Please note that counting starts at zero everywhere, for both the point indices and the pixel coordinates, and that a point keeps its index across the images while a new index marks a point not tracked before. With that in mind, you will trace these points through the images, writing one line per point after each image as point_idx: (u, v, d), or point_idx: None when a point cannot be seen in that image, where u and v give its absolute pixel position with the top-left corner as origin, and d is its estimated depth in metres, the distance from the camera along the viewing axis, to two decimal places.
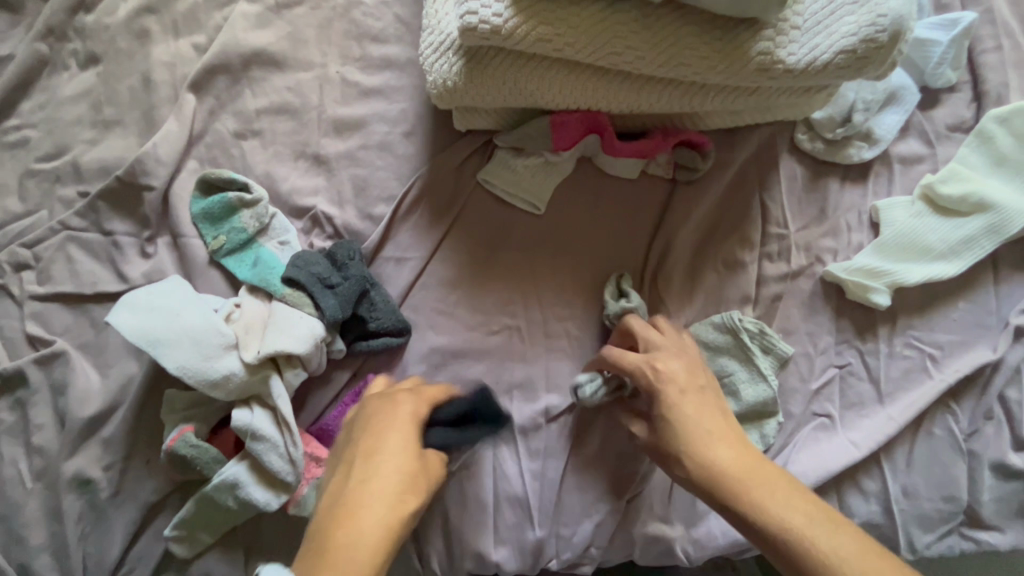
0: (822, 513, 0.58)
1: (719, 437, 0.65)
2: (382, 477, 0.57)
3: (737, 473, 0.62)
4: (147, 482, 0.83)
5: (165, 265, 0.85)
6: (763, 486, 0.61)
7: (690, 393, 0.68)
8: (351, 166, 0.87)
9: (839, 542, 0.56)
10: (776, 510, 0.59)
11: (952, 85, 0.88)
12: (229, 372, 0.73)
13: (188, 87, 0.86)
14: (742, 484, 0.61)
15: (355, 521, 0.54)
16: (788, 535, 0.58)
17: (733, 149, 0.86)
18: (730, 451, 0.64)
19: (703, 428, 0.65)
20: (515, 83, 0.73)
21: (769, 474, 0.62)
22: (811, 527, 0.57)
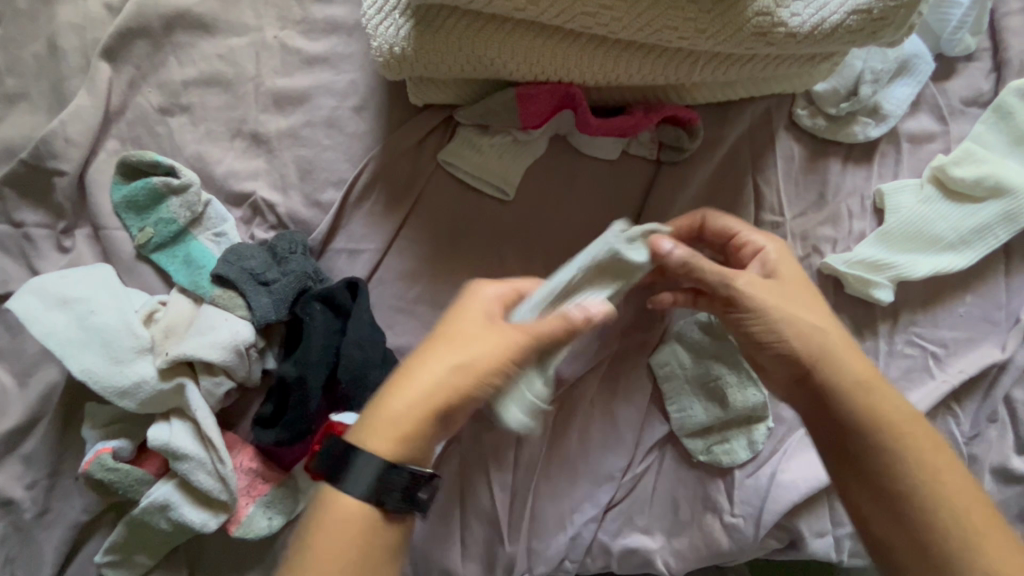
0: (953, 466, 0.52)
1: (842, 350, 0.57)
2: (433, 360, 0.53)
3: (884, 399, 0.55)
4: (76, 501, 0.74)
5: (84, 260, 0.74)
6: (896, 413, 0.54)
7: (805, 300, 0.60)
8: (294, 146, 0.76)
9: (959, 486, 0.51)
10: (900, 446, 0.53)
11: (970, 53, 0.80)
12: (139, 378, 0.65)
13: (100, 54, 0.75)
14: (871, 400, 0.54)
15: (405, 389, 0.53)
16: (900, 460, 0.52)
17: (724, 127, 0.77)
18: (845, 367, 0.56)
19: (805, 328, 0.57)
20: (472, 50, 0.63)
21: (888, 397, 0.55)
22: (932, 466, 0.52)
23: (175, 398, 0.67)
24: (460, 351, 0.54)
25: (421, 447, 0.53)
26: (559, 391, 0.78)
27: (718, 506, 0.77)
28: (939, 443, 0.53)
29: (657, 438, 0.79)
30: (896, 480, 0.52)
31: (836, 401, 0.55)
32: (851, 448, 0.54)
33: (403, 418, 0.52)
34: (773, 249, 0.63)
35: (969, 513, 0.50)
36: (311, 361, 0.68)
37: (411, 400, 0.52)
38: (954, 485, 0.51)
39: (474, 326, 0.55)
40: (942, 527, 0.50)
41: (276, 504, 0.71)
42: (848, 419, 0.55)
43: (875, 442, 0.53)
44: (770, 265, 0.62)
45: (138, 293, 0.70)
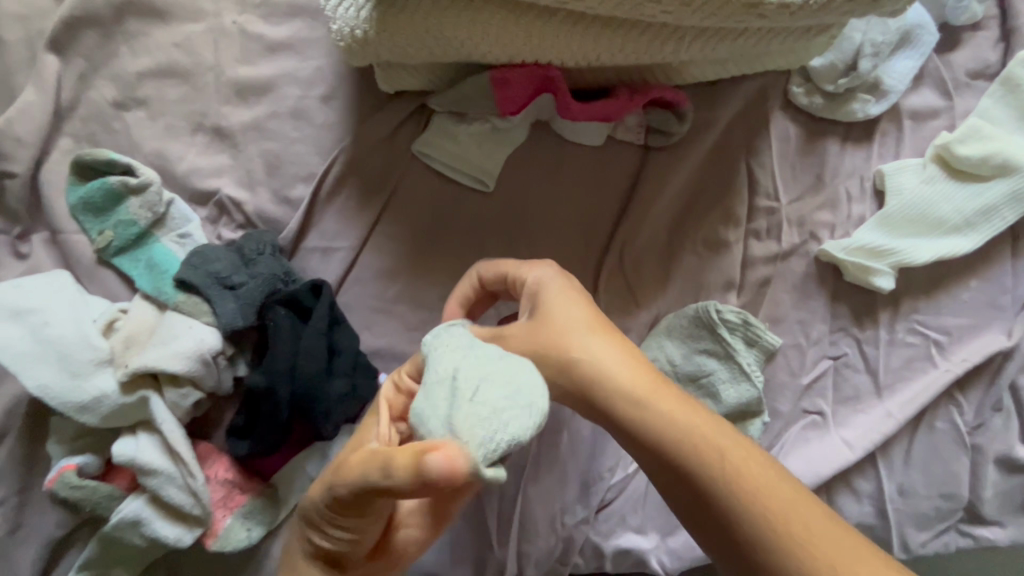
0: (765, 467, 0.48)
1: (621, 371, 0.54)
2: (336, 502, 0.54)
3: (667, 409, 0.52)
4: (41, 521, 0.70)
5: (43, 266, 0.70)
6: (698, 430, 0.51)
7: (567, 318, 0.56)
8: (258, 140, 0.72)
9: (766, 488, 0.47)
10: (704, 469, 0.49)
11: (976, 21, 0.75)
12: (100, 393, 0.62)
13: (47, 46, 0.70)
14: (651, 418, 0.52)
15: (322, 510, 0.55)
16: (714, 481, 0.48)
17: (716, 108, 0.72)
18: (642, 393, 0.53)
19: (595, 364, 0.55)
20: (439, 31, 0.59)
21: (673, 407, 0.52)
22: (738, 482, 0.47)
23: (140, 411, 0.64)
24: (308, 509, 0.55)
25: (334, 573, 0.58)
26: None
27: None
28: (736, 441, 0.50)
29: None
30: (724, 506, 0.47)
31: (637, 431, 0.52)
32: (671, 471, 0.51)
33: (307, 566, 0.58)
34: (546, 290, 0.58)
35: (782, 518, 0.45)
36: (277, 370, 0.64)
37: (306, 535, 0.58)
38: (761, 483, 0.47)
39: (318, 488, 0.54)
40: (756, 535, 0.46)
41: (256, 514, 0.68)
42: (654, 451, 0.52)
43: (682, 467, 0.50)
44: (538, 298, 0.58)
45: (97, 300, 0.66)
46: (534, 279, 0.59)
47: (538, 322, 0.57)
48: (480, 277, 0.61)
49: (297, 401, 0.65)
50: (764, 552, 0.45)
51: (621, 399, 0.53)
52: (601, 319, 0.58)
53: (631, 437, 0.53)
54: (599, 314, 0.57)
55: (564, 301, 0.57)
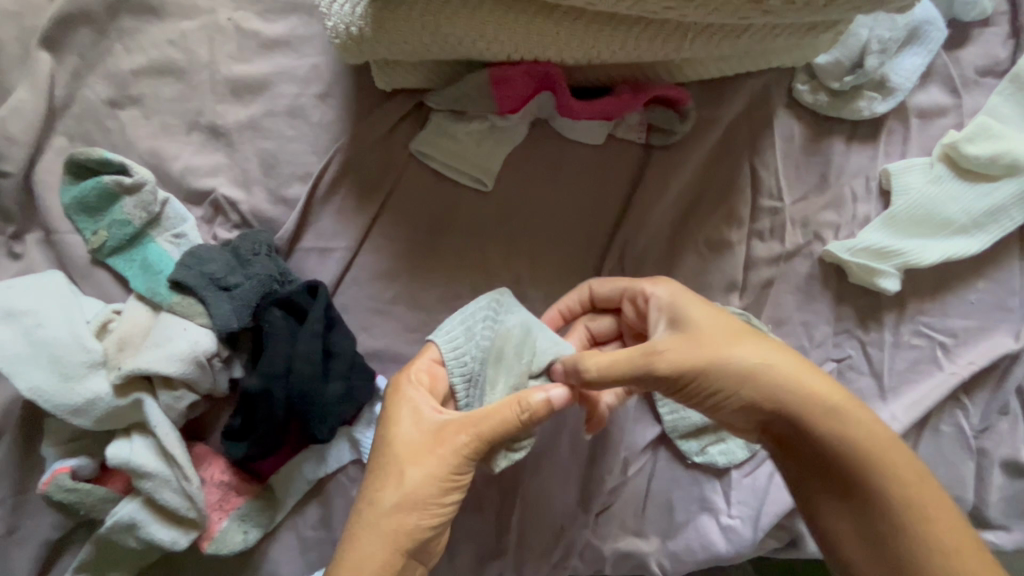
0: (916, 479, 0.50)
1: (795, 382, 0.53)
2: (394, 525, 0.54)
3: (848, 421, 0.52)
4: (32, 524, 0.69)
5: (37, 266, 0.69)
6: (870, 441, 0.51)
7: (724, 334, 0.56)
8: (254, 139, 0.71)
9: (933, 501, 0.49)
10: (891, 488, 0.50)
11: (986, 17, 0.74)
12: (94, 395, 0.61)
13: (40, 44, 0.69)
14: (824, 433, 0.52)
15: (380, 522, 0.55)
16: (881, 490, 0.50)
17: (719, 106, 0.71)
18: (817, 401, 0.52)
19: (741, 375, 0.53)
20: (436, 28, 0.58)
21: (848, 412, 0.52)
22: (910, 493, 0.49)
23: (135, 413, 0.63)
24: (404, 492, 0.54)
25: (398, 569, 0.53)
26: None
27: (715, 507, 0.74)
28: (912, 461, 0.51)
29: (649, 439, 0.74)
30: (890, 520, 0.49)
31: (805, 439, 0.52)
32: (835, 482, 0.52)
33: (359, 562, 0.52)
34: (686, 302, 0.58)
35: (942, 523, 0.48)
36: (273, 373, 0.64)
37: (382, 519, 0.53)
38: (933, 500, 0.49)
39: (415, 466, 0.54)
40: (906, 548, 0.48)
41: (252, 517, 0.68)
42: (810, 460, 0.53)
43: (850, 478, 0.51)
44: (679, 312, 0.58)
45: (91, 301, 0.66)
46: (664, 296, 0.59)
47: (690, 335, 0.56)
48: (593, 289, 0.64)
49: (294, 404, 0.64)
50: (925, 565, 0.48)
51: (794, 413, 0.52)
52: (740, 328, 0.57)
53: (798, 448, 0.53)
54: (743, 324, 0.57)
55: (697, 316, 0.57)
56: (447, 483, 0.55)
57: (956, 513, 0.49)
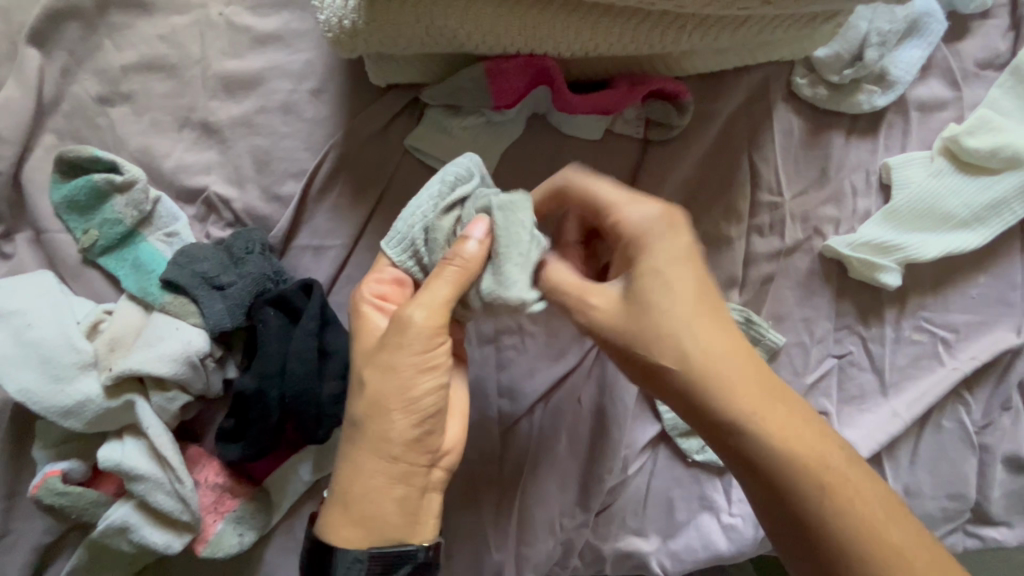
0: (851, 473, 0.50)
1: (725, 378, 0.51)
2: (374, 421, 0.50)
3: (776, 424, 0.50)
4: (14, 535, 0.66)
5: (28, 266, 0.68)
6: (793, 443, 0.50)
7: (672, 317, 0.52)
8: (247, 136, 0.70)
9: (876, 504, 0.49)
10: (807, 481, 0.49)
11: (986, 10, 0.73)
12: (84, 397, 0.60)
13: (29, 40, 0.68)
14: (761, 432, 0.50)
15: (373, 403, 0.51)
16: (805, 498, 0.49)
17: (718, 100, 0.70)
18: (764, 423, 0.50)
19: (687, 353, 0.51)
20: (431, 21, 0.58)
21: (795, 421, 0.51)
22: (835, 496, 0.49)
23: (127, 415, 0.62)
24: (376, 391, 0.51)
25: (409, 477, 0.52)
26: (546, 387, 0.72)
27: (715, 505, 0.73)
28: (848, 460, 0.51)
29: (649, 437, 0.74)
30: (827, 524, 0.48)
31: (725, 435, 0.51)
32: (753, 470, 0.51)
33: (362, 490, 0.50)
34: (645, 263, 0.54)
35: (882, 532, 0.48)
36: (268, 373, 0.63)
37: (384, 377, 0.51)
38: (864, 500, 0.49)
39: (376, 371, 0.51)
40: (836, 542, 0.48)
41: (248, 519, 0.66)
42: (735, 450, 0.51)
43: (773, 481, 0.50)
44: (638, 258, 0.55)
45: (82, 302, 0.65)
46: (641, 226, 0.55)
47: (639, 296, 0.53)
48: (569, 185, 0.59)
49: (288, 405, 0.63)
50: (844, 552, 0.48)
51: (725, 400, 0.50)
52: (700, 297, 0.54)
53: (735, 437, 0.51)
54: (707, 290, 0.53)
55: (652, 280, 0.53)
56: (416, 368, 0.51)
57: (900, 507, 0.49)
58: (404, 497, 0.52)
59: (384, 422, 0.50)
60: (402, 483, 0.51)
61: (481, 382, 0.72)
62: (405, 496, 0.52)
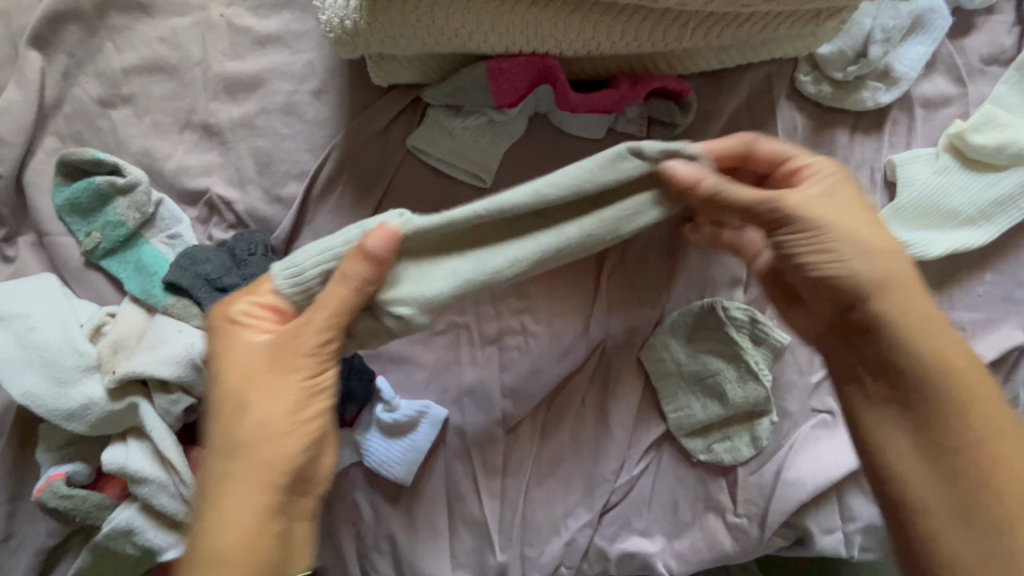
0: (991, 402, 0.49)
1: (906, 287, 0.51)
2: (256, 447, 0.49)
3: (922, 335, 0.50)
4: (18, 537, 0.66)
5: (30, 269, 0.68)
6: (943, 357, 0.50)
7: (860, 226, 0.52)
8: (249, 137, 0.70)
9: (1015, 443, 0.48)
10: (956, 397, 0.49)
11: (990, 5, 0.73)
12: (87, 400, 0.60)
13: (30, 43, 0.68)
14: (910, 338, 0.50)
15: (239, 413, 0.50)
16: (953, 420, 0.48)
17: (720, 98, 0.70)
18: (913, 335, 0.50)
19: (864, 251, 0.52)
20: (431, 20, 0.58)
21: (938, 333, 0.50)
22: (977, 412, 0.48)
23: (130, 417, 0.62)
24: (264, 412, 0.49)
25: (263, 525, 0.48)
26: (550, 388, 0.72)
27: (721, 505, 0.73)
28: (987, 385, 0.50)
29: (654, 437, 0.73)
30: (970, 447, 0.48)
31: (876, 335, 0.51)
32: (910, 407, 0.50)
33: (222, 537, 0.47)
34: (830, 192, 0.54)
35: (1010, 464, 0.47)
36: None
37: (247, 413, 0.49)
38: (996, 423, 0.48)
39: (256, 392, 0.50)
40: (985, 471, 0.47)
41: None
42: (881, 360, 0.51)
43: (921, 395, 0.50)
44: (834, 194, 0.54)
45: (85, 304, 0.65)
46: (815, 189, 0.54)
47: (842, 211, 0.53)
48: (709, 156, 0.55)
49: None
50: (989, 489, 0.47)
51: (869, 297, 0.51)
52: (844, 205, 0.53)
53: (888, 352, 0.51)
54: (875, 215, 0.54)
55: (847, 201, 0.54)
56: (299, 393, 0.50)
57: None
58: (262, 542, 0.48)
59: (264, 447, 0.49)
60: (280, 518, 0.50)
61: (484, 383, 0.71)
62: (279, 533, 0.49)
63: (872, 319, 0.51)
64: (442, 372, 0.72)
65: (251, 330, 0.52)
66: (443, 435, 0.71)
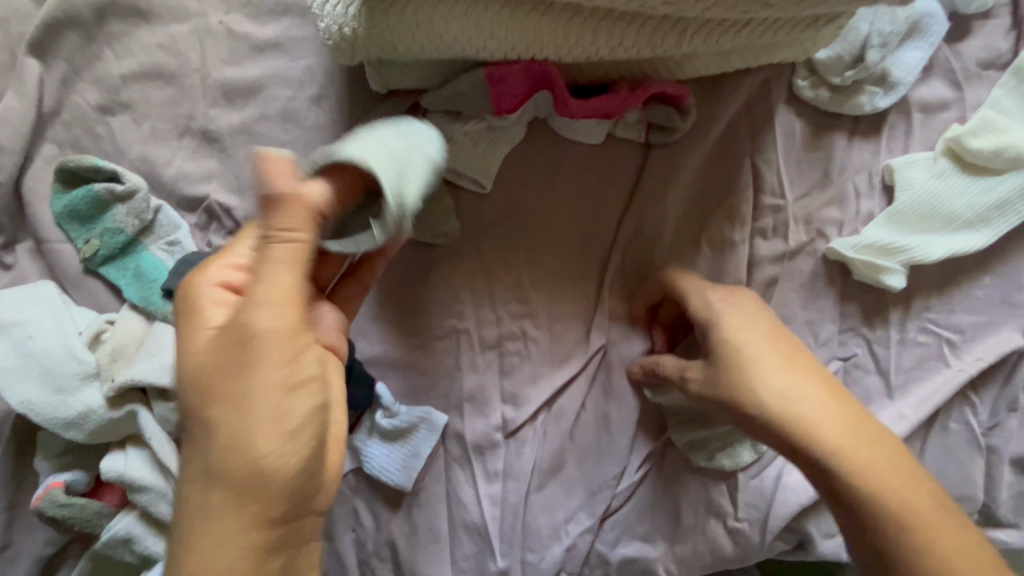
0: (889, 459, 0.54)
1: (789, 391, 0.57)
2: (234, 470, 0.45)
3: (823, 423, 0.55)
4: (15, 546, 0.66)
5: (29, 277, 0.68)
6: (835, 432, 0.55)
7: (755, 343, 0.59)
8: (248, 143, 0.70)
9: (921, 499, 0.52)
10: (859, 476, 0.53)
11: (987, 10, 0.73)
12: (86, 407, 0.60)
13: (28, 51, 0.68)
14: (807, 420, 0.56)
15: (228, 448, 0.45)
16: (863, 491, 0.53)
17: (718, 103, 0.70)
18: (814, 421, 0.56)
19: (776, 374, 0.58)
20: (431, 27, 0.58)
21: (841, 409, 0.56)
22: (876, 476, 0.53)
23: (129, 425, 0.62)
24: (234, 436, 0.45)
25: (272, 542, 0.47)
26: (550, 392, 0.72)
27: (722, 510, 0.72)
28: (884, 443, 0.55)
29: (654, 442, 0.73)
30: (876, 511, 0.52)
31: (785, 439, 0.56)
32: (833, 491, 0.54)
33: (206, 553, 0.45)
34: (724, 314, 0.61)
35: (928, 519, 0.51)
36: None
37: (230, 426, 0.45)
38: (902, 483, 0.53)
39: (218, 410, 0.46)
40: (908, 538, 0.51)
41: None
42: (799, 449, 0.56)
43: (838, 483, 0.54)
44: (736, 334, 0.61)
45: (84, 311, 0.65)
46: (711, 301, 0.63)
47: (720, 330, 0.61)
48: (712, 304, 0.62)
49: None
50: (905, 553, 0.51)
51: (764, 412, 0.57)
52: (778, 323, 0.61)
53: (791, 449, 0.56)
54: (770, 319, 0.61)
55: (739, 312, 0.61)
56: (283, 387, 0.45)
57: (943, 501, 0.53)
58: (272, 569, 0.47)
59: (258, 474, 0.45)
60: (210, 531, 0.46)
61: (484, 388, 0.71)
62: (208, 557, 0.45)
63: (772, 415, 0.56)
64: (440, 377, 0.72)
65: (294, 335, 0.46)
66: (443, 440, 0.71)
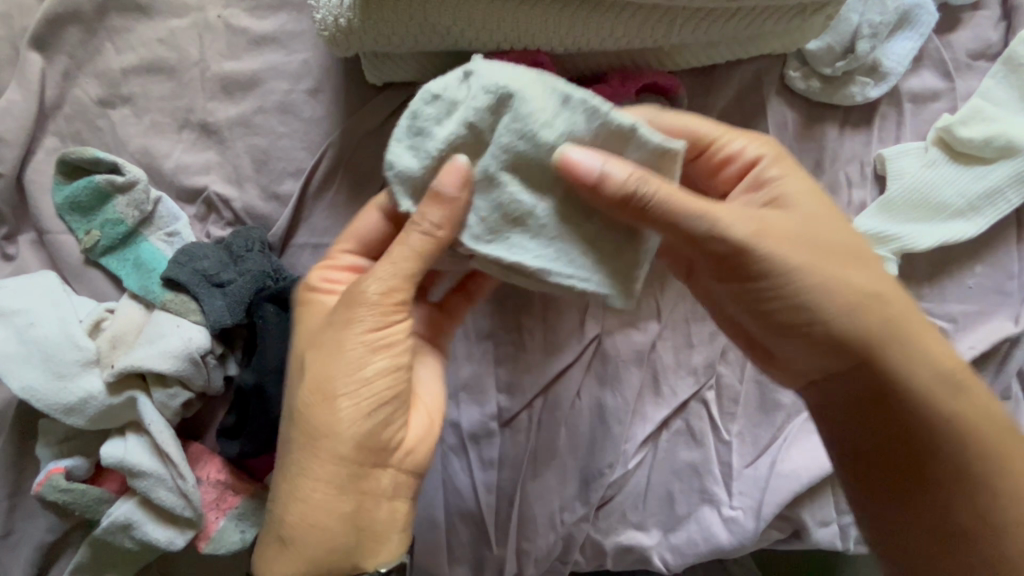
0: (797, 256, 0.52)
1: (762, 233, 0.51)
2: (349, 416, 0.51)
3: (794, 255, 0.51)
4: (18, 533, 0.67)
5: (32, 268, 0.69)
6: (831, 273, 0.52)
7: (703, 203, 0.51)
8: (246, 135, 0.71)
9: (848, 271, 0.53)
10: (829, 310, 0.51)
11: (976, 1, 0.74)
12: (87, 394, 0.61)
13: (30, 45, 0.70)
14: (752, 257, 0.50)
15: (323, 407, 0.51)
16: (834, 318, 0.51)
17: (710, 95, 0.71)
18: (788, 261, 0.51)
19: (747, 235, 0.50)
20: (424, 18, 0.59)
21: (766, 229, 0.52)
22: (833, 299, 0.51)
23: (128, 412, 0.63)
24: (328, 386, 0.52)
25: (362, 476, 0.52)
26: (545, 381, 0.72)
27: (716, 499, 0.73)
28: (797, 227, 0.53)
29: (649, 431, 0.73)
30: (817, 305, 0.51)
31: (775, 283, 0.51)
32: (844, 351, 0.52)
33: (306, 496, 0.51)
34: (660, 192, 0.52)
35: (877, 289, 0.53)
36: (268, 368, 0.63)
37: (336, 380, 0.51)
38: (821, 269, 0.52)
39: (332, 375, 0.51)
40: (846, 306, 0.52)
41: (249, 517, 0.66)
42: (798, 307, 0.51)
43: (838, 321, 0.51)
44: (786, 196, 0.54)
45: (85, 300, 0.66)
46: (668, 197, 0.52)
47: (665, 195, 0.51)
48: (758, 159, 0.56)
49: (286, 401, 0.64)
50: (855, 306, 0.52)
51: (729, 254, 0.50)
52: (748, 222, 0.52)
53: (798, 298, 0.51)
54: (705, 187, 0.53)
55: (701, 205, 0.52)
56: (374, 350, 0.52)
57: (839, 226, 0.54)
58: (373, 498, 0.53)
59: (356, 429, 0.51)
60: (349, 497, 0.52)
61: (480, 376, 0.72)
62: (353, 513, 0.52)
63: (750, 268, 0.50)
64: None
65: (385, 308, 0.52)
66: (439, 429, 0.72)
